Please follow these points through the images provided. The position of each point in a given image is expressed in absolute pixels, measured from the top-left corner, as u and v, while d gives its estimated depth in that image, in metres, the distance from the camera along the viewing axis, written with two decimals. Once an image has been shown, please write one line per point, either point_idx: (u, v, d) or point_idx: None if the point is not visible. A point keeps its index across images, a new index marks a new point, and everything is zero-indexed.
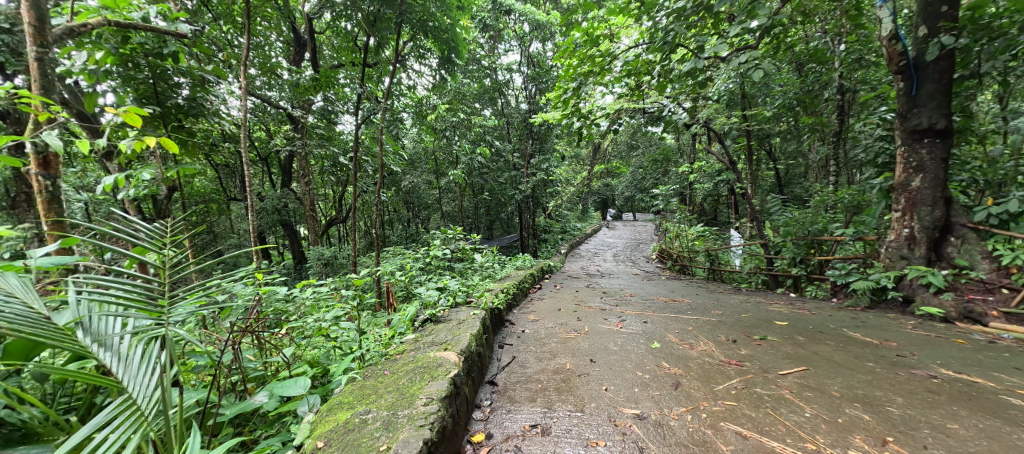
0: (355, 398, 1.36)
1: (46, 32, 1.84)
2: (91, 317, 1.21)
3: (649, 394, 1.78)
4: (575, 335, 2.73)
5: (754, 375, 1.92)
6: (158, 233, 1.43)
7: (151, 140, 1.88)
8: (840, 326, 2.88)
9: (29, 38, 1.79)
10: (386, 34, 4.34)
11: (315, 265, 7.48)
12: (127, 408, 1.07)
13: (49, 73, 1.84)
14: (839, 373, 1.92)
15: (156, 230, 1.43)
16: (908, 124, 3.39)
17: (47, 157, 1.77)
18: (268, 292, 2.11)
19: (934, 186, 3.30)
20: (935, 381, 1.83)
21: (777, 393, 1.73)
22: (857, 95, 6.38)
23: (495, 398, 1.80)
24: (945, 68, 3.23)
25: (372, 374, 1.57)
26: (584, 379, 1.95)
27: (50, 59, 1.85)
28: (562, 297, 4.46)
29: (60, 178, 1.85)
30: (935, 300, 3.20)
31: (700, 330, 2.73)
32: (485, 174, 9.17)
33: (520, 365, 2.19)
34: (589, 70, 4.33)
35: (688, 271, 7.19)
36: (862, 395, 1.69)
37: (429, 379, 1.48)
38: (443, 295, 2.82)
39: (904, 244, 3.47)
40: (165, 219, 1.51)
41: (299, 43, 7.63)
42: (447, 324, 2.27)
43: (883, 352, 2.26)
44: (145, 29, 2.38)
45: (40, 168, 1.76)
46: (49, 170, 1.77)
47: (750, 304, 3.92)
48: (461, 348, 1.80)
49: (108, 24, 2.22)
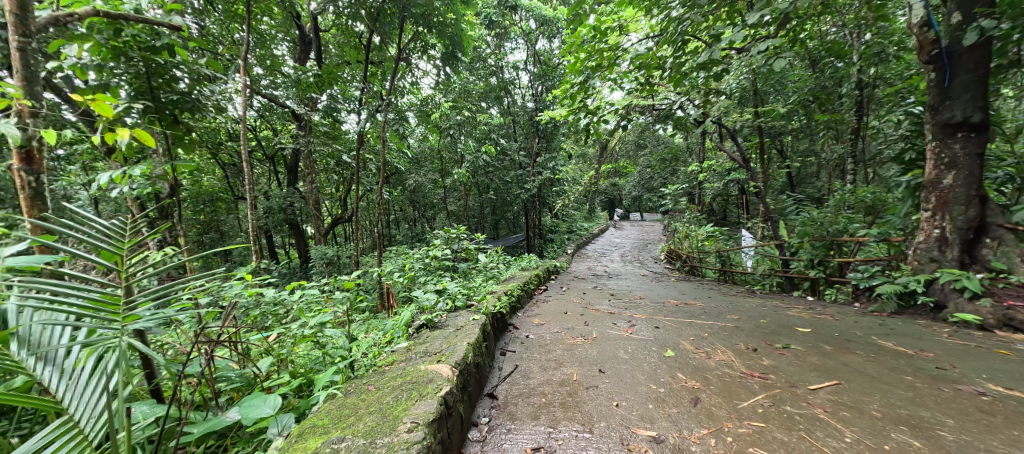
0: (330, 420, 1.21)
1: (29, 21, 1.70)
2: (34, 328, 1.09)
3: (666, 412, 1.61)
4: (582, 341, 2.56)
5: (780, 391, 1.74)
6: (119, 232, 1.26)
7: (124, 131, 1.66)
8: (868, 333, 2.67)
9: (10, 27, 1.65)
10: (389, 30, 4.32)
11: (318, 264, 7.41)
12: (65, 432, 0.92)
13: (33, 64, 1.71)
14: (876, 389, 1.73)
15: (115, 227, 1.26)
16: (940, 118, 3.17)
17: (30, 151, 1.65)
18: (254, 293, 1.99)
19: (968, 183, 3.08)
20: (986, 399, 1.65)
21: (810, 414, 1.54)
22: (878, 90, 6.15)
23: (494, 415, 1.65)
24: (982, 57, 2.99)
25: (355, 389, 1.42)
26: (592, 393, 1.79)
27: (33, 50, 1.71)
28: (568, 300, 4.28)
29: (46, 174, 1.72)
30: (970, 306, 2.97)
31: (717, 338, 2.54)
32: (491, 173, 9.04)
33: (522, 375, 2.03)
34: (597, 65, 4.13)
35: (697, 272, 7.01)
36: (907, 416, 1.50)
37: (417, 398, 1.32)
38: (441, 298, 2.66)
39: (934, 246, 3.26)
40: (125, 215, 1.34)
41: (304, 41, 7.62)
42: (443, 330, 2.11)
43: (921, 364, 2.06)
44: (135, 20, 2.26)
45: (23, 163, 1.63)
46: (32, 165, 1.64)
47: (766, 309, 3.72)
48: (456, 360, 1.64)
49: (98, 14, 2.08)
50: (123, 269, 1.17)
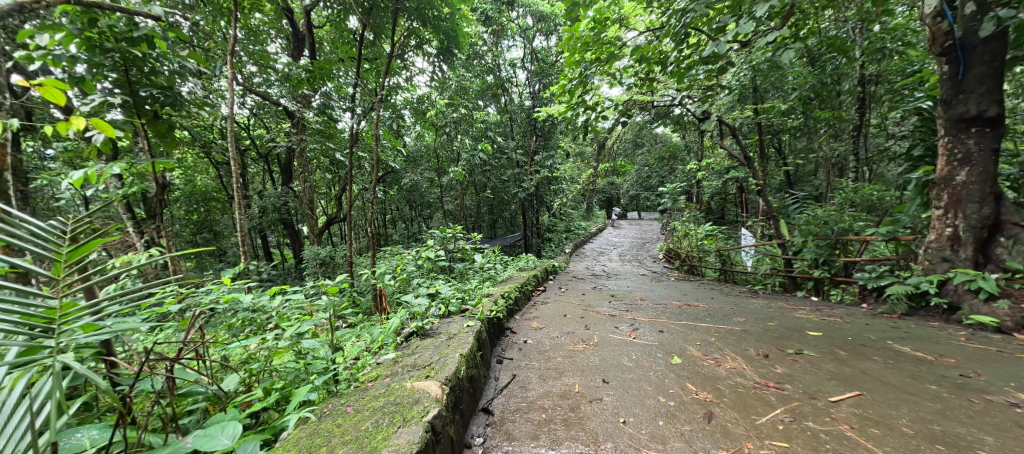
0: (300, 451, 1.07)
1: None
2: None
3: (678, 430, 1.48)
4: (583, 346, 2.44)
5: (799, 404, 1.61)
6: (56, 234, 1.13)
7: (80, 121, 1.52)
8: (881, 337, 2.56)
9: None
10: (381, 23, 4.17)
11: (311, 265, 7.23)
12: None
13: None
14: (903, 401, 1.60)
15: (51, 229, 1.12)
16: (954, 112, 3.05)
17: None
18: (230, 299, 1.84)
19: (982, 180, 2.97)
20: (1019, 411, 1.53)
21: (835, 431, 1.42)
22: (881, 87, 6.05)
23: (489, 434, 1.51)
24: (998, 49, 2.87)
25: (331, 412, 1.28)
26: (596, 408, 1.65)
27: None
28: (567, 302, 4.13)
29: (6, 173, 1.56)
30: (986, 308, 2.86)
31: (725, 343, 2.42)
32: (488, 173, 8.67)
33: (520, 387, 1.90)
34: (596, 58, 3.99)
35: (698, 272, 6.91)
36: (941, 433, 1.38)
37: (399, 423, 1.18)
38: (433, 303, 2.51)
39: (946, 245, 3.15)
40: (67, 213, 1.21)
41: (298, 38, 7.25)
42: (435, 339, 1.98)
43: (944, 372, 1.94)
44: (111, 10, 2.07)
45: None
46: None
47: (772, 310, 3.60)
48: (446, 375, 1.50)
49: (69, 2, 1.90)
50: (60, 270, 1.05)
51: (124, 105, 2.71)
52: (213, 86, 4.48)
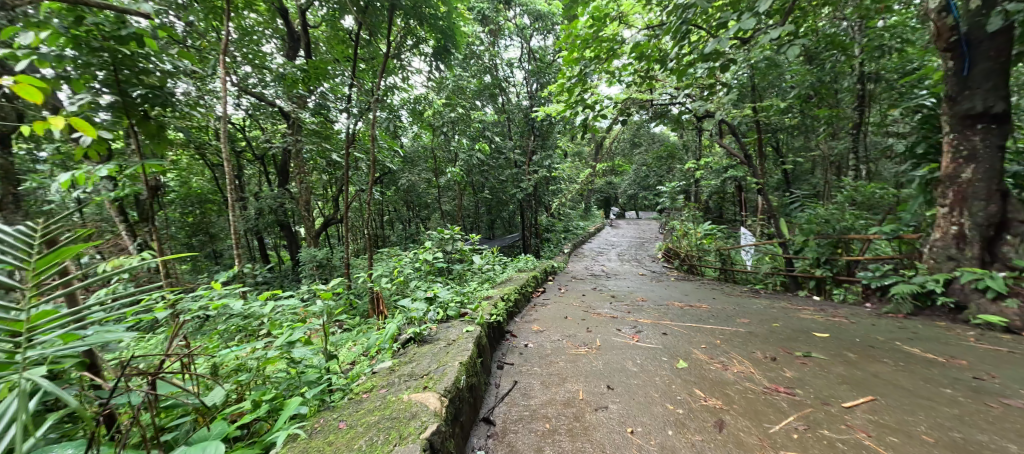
0: None
1: None
2: None
3: (688, 439, 1.42)
4: (585, 350, 2.38)
5: (813, 410, 1.56)
6: (25, 240, 1.05)
7: (57, 121, 1.21)
8: (889, 338, 2.51)
9: None
10: (377, 22, 4.10)
11: (308, 267, 7.14)
12: None
13: None
14: (919, 407, 1.55)
15: (19, 236, 1.05)
16: (959, 109, 3.01)
17: None
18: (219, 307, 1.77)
19: (988, 177, 2.92)
20: None
21: (852, 440, 1.36)
22: (880, 84, 6.02)
23: (491, 446, 1.45)
24: (1003, 44, 2.83)
25: (323, 429, 1.21)
26: (601, 416, 1.59)
27: None
28: (567, 303, 4.06)
29: None
30: (994, 307, 2.82)
31: (731, 345, 2.36)
32: (485, 172, 8.77)
33: (522, 394, 1.84)
34: (595, 56, 3.94)
35: (697, 271, 6.87)
36: (963, 442, 1.32)
37: (395, 441, 1.11)
38: (431, 306, 2.44)
39: (952, 243, 3.11)
40: (34, 219, 1.15)
41: (294, 38, 7.18)
42: (433, 346, 1.91)
43: (956, 374, 1.89)
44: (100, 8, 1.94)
45: None
46: None
47: (775, 311, 3.55)
48: (445, 386, 1.44)
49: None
50: (32, 277, 0.99)
51: (113, 106, 2.61)
52: (207, 86, 4.38)
